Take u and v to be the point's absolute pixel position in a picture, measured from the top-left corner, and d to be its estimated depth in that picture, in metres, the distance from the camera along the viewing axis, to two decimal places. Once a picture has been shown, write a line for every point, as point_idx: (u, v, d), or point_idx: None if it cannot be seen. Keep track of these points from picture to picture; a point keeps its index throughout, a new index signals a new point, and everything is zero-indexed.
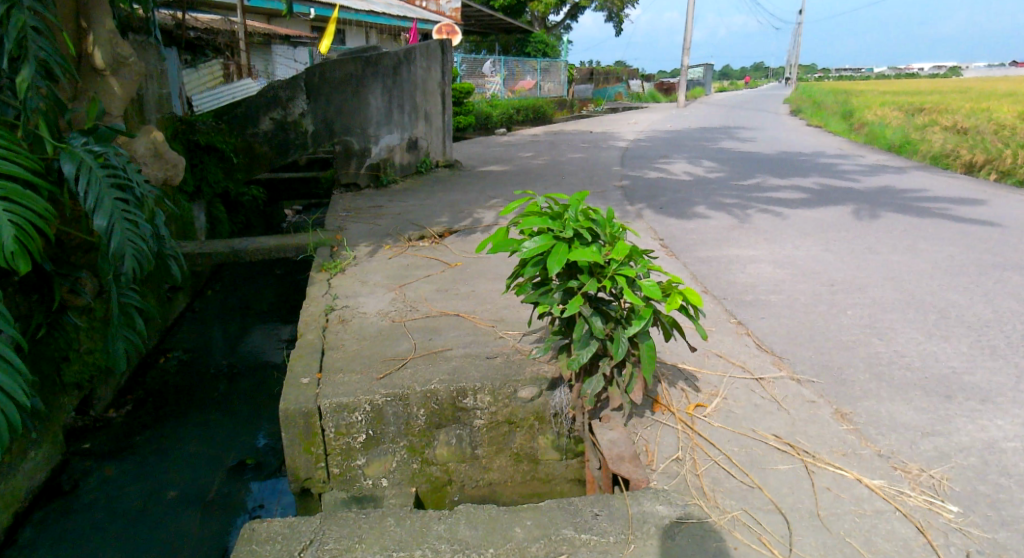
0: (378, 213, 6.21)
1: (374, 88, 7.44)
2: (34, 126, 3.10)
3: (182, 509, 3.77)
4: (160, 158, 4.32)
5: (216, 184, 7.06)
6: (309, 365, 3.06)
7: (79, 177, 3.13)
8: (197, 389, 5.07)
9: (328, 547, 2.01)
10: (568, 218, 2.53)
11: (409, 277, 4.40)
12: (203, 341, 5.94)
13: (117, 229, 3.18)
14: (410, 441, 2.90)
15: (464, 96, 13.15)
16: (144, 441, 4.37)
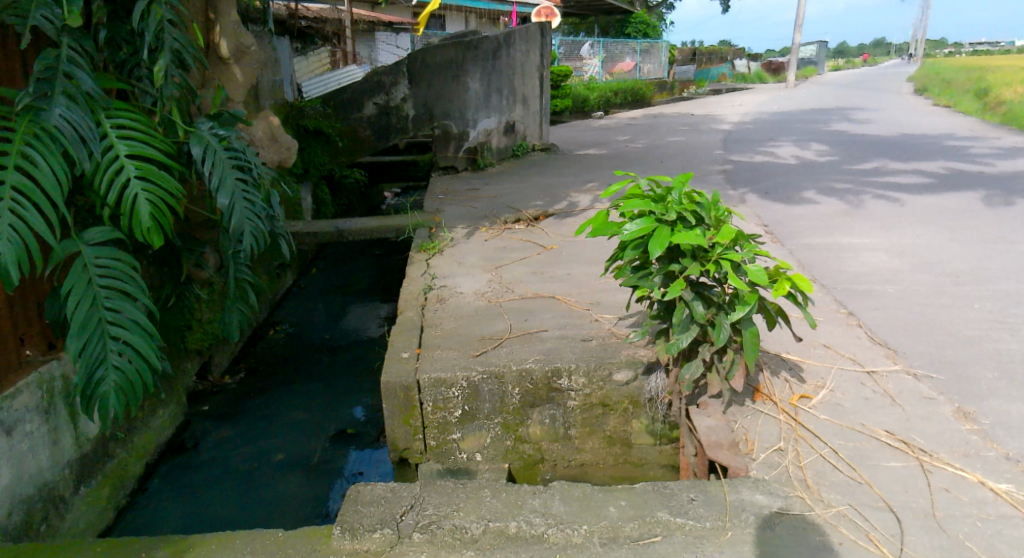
0: (474, 197, 6.32)
1: (474, 72, 7.55)
2: (167, 111, 3.37)
3: (286, 472, 4.01)
4: (275, 142, 4.57)
5: (322, 166, 7.35)
6: (409, 341, 3.18)
7: (205, 159, 3.36)
8: (303, 361, 5.37)
9: (427, 513, 2.09)
10: (671, 200, 2.48)
11: (504, 258, 4.46)
12: (308, 316, 6.27)
13: (237, 208, 3.41)
14: (504, 418, 2.96)
15: (563, 80, 13.34)
16: (255, 406, 4.69)
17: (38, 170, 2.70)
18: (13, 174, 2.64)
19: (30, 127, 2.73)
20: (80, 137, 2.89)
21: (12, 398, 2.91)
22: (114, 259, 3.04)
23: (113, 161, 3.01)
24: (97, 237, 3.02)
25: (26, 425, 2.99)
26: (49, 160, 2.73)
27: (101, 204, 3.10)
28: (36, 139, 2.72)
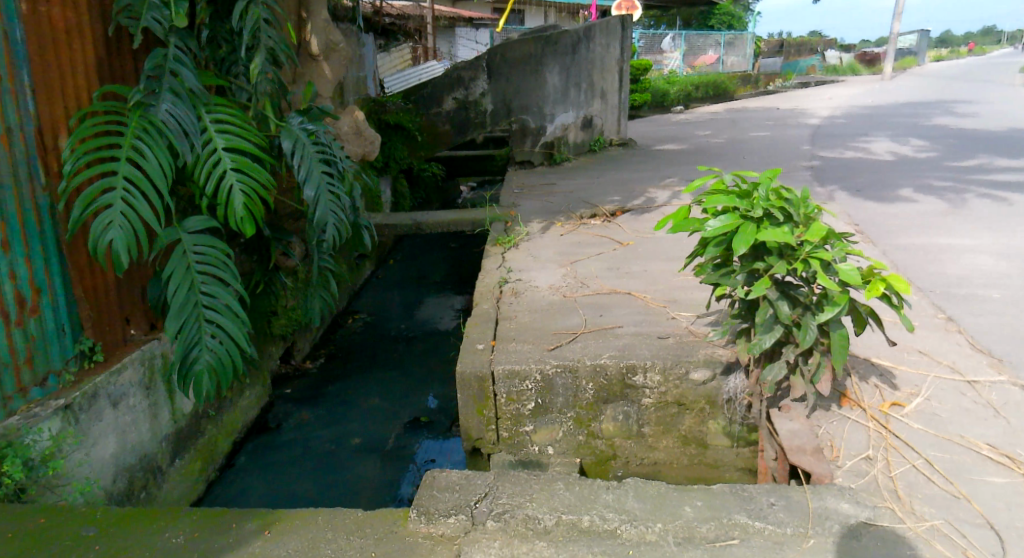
0: (550, 191, 6.32)
1: (553, 66, 7.56)
2: (261, 107, 3.53)
3: (364, 456, 4.14)
4: (360, 136, 4.71)
5: (401, 160, 7.53)
6: (484, 333, 3.23)
7: (295, 152, 3.51)
8: (380, 349, 5.53)
9: (501, 502, 2.12)
10: (758, 197, 2.41)
11: (580, 254, 4.45)
12: (385, 306, 6.45)
13: (323, 200, 3.53)
14: (577, 413, 2.95)
15: (643, 74, 13.70)
16: (334, 391, 4.87)
17: (146, 160, 2.89)
18: (125, 165, 2.84)
19: (140, 121, 2.92)
20: (183, 130, 3.07)
21: (118, 373, 3.14)
22: (211, 247, 3.22)
23: (212, 153, 3.17)
24: (196, 225, 3.19)
25: (130, 398, 3.21)
26: (156, 152, 2.93)
27: (200, 194, 3.29)
28: (145, 132, 2.92)
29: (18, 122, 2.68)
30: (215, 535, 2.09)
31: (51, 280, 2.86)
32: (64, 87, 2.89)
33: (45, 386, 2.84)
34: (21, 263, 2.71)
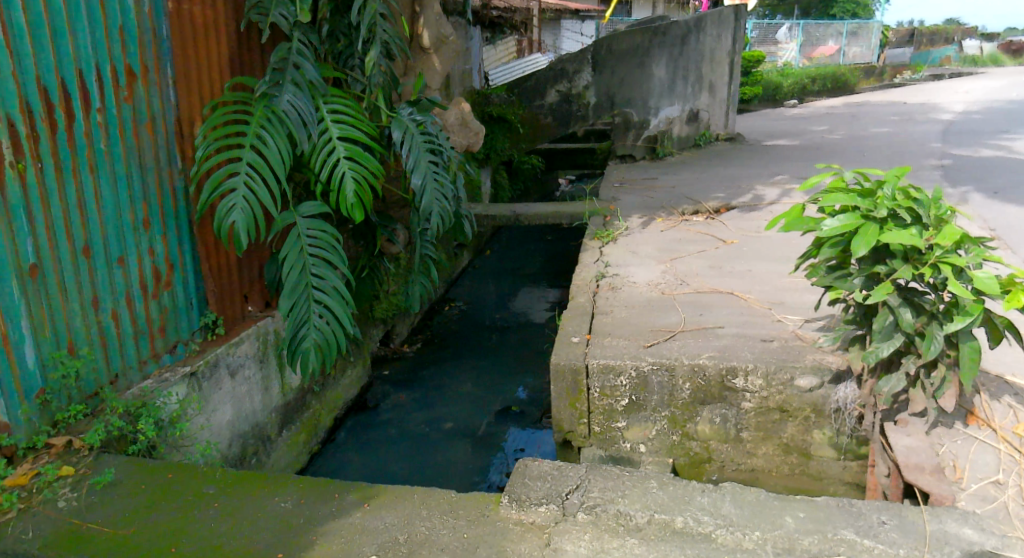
0: (652, 186, 6.21)
1: (660, 58, 7.39)
2: (374, 98, 3.66)
3: (456, 440, 4.24)
4: (465, 127, 4.80)
5: (502, 151, 7.61)
6: (580, 326, 3.22)
7: (403, 142, 3.62)
8: (474, 337, 5.63)
9: (593, 496, 2.11)
10: (882, 196, 2.27)
11: (681, 251, 4.34)
12: (481, 296, 6.56)
13: (428, 188, 3.62)
14: (672, 413, 2.88)
15: (755, 66, 13.69)
16: (429, 376, 5.01)
17: (268, 148, 3.07)
18: (248, 152, 3.02)
19: (264, 110, 3.09)
20: (302, 120, 3.24)
21: (236, 346, 3.36)
22: (322, 231, 3.38)
23: (327, 142, 3.32)
24: (310, 210, 3.35)
25: (245, 370, 3.44)
26: (277, 140, 3.10)
27: (315, 181, 3.46)
28: (268, 121, 3.09)
29: (162, 110, 2.91)
30: (318, 503, 2.20)
31: (182, 256, 3.11)
32: (201, 78, 3.11)
33: (174, 354, 3.09)
34: (159, 240, 2.96)
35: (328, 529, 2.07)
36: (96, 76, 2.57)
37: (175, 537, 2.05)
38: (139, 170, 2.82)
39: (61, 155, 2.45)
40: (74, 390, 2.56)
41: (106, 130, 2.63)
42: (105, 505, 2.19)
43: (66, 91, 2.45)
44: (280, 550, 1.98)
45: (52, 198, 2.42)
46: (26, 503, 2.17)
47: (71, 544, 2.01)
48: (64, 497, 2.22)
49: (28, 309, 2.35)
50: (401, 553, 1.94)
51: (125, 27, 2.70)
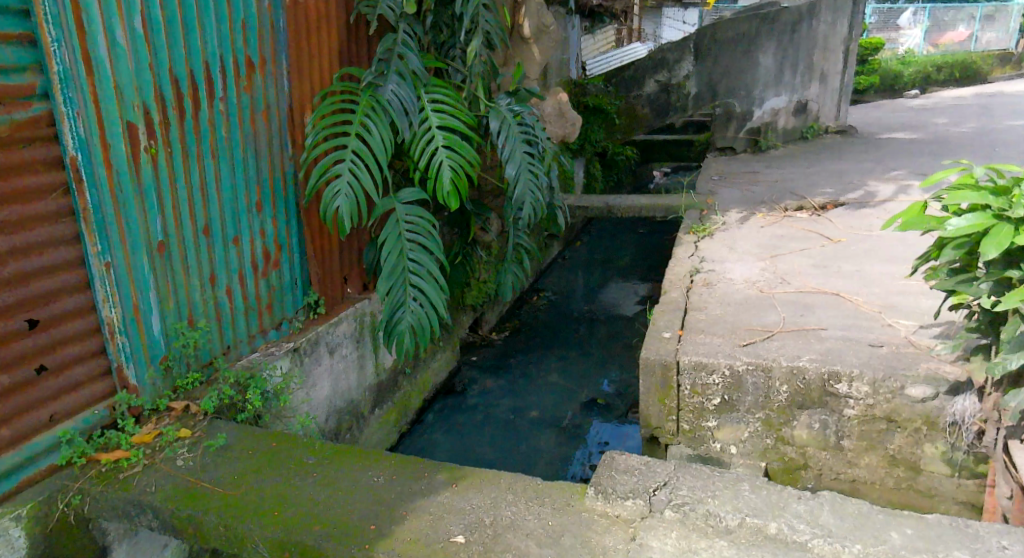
0: (753, 180, 5.98)
1: (768, 46, 7.06)
2: (473, 88, 3.71)
3: (541, 429, 4.26)
4: (562, 117, 4.78)
5: (597, 143, 7.60)
6: (672, 321, 3.15)
7: (501, 132, 3.65)
8: (562, 328, 5.63)
9: (681, 494, 2.07)
10: (1018, 194, 2.09)
11: (782, 248, 4.16)
12: (570, 286, 6.55)
13: (523, 178, 3.64)
14: (767, 415, 2.76)
15: (872, 52, 13.22)
16: (516, 363, 5.06)
17: (371, 136, 3.17)
18: (354, 140, 3.13)
19: (369, 100, 3.20)
20: (404, 109, 3.33)
21: (335, 325, 3.52)
22: (419, 217, 3.46)
23: (427, 131, 3.39)
24: (409, 197, 3.45)
25: (343, 348, 3.59)
26: (380, 129, 3.20)
27: (414, 169, 3.55)
28: (372, 111, 3.19)
29: (276, 100, 3.07)
30: (410, 480, 2.27)
31: (289, 238, 3.27)
32: (313, 70, 3.25)
33: (279, 330, 3.27)
34: (269, 222, 3.13)
35: (418, 505, 2.13)
36: (219, 67, 2.74)
37: (277, 503, 2.17)
38: (254, 156, 2.99)
39: (187, 141, 2.63)
40: (192, 359, 2.76)
41: (227, 118, 2.80)
42: (218, 466, 2.35)
43: (194, 81, 2.63)
44: (373, 522, 2.07)
45: (180, 181, 2.60)
46: (150, 460, 2.36)
47: (188, 500, 2.17)
48: (182, 456, 2.40)
49: (157, 283, 2.54)
50: (487, 535, 1.98)
51: (247, 21, 2.85)
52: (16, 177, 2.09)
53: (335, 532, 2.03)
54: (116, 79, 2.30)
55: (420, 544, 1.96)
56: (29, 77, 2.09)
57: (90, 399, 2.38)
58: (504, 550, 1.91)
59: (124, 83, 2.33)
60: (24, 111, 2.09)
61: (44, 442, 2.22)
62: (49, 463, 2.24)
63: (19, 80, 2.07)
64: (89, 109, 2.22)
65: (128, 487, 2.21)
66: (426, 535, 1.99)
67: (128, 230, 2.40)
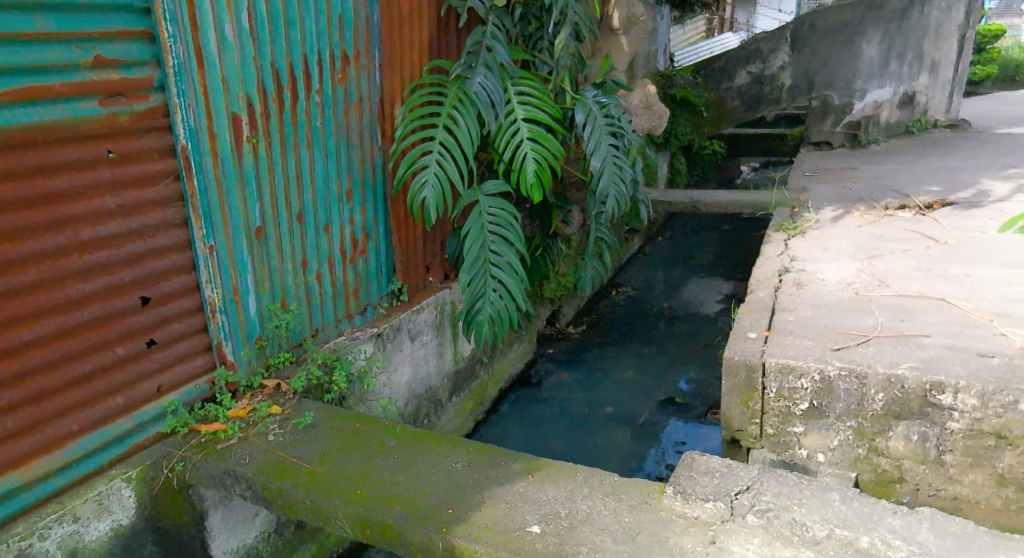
0: (850, 177, 5.69)
1: (872, 36, 6.66)
2: (560, 81, 3.70)
3: (617, 425, 4.21)
4: (649, 110, 4.70)
5: (683, 136, 7.47)
6: (757, 321, 3.05)
7: (586, 124, 3.61)
8: (641, 324, 5.56)
9: (765, 500, 2.01)
10: None
11: (881, 248, 3.95)
12: (650, 282, 6.45)
13: (607, 171, 3.60)
14: (860, 424, 2.58)
15: (990, 41, 12.30)
16: (592, 358, 5.03)
17: (458, 128, 3.22)
18: (441, 131, 3.18)
19: (457, 92, 3.24)
20: (491, 101, 3.35)
21: (417, 313, 3.61)
22: (502, 209, 3.49)
23: (512, 123, 3.41)
24: (493, 188, 3.48)
25: (424, 335, 3.68)
26: (467, 120, 3.24)
27: (499, 160, 3.58)
28: (460, 102, 3.23)
29: (368, 92, 3.16)
30: (487, 467, 2.31)
31: (377, 227, 3.37)
32: (404, 62, 3.33)
33: (364, 316, 3.38)
34: (358, 211, 3.23)
35: (495, 493, 2.17)
36: (316, 60, 2.85)
37: (360, 481, 2.25)
38: (346, 147, 3.09)
39: (285, 132, 2.75)
40: (284, 339, 2.89)
41: (322, 109, 2.91)
42: (305, 443, 2.46)
43: (293, 74, 2.74)
44: (450, 506, 2.12)
45: (277, 169, 2.73)
46: (244, 433, 2.49)
47: (278, 474, 2.28)
48: (273, 432, 2.52)
49: (254, 266, 2.68)
50: (562, 527, 1.99)
51: (344, 15, 2.95)
52: (136, 165, 2.23)
53: (414, 513, 2.09)
54: (224, 73, 2.43)
55: (496, 531, 1.99)
56: (148, 71, 2.22)
57: (193, 373, 2.54)
58: (579, 544, 1.91)
59: (230, 77, 2.46)
60: (143, 103, 2.23)
61: (152, 411, 2.38)
62: (156, 430, 2.40)
63: (139, 74, 2.21)
64: (199, 101, 2.36)
65: (224, 457, 2.35)
66: (502, 523, 2.02)
67: (230, 216, 2.54)
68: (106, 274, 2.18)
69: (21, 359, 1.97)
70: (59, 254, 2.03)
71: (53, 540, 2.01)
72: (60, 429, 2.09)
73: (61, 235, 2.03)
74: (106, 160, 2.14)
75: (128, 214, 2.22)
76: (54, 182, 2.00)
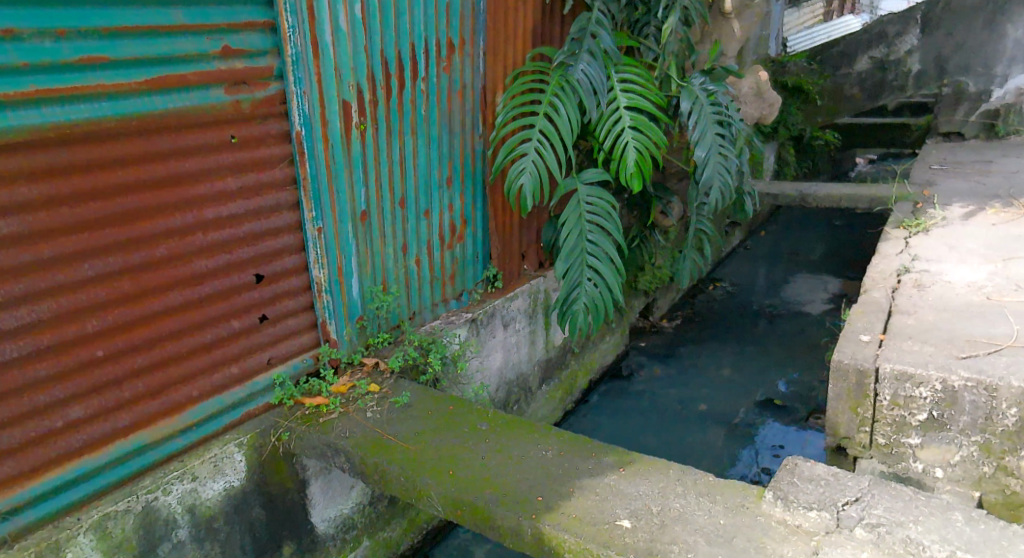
0: (983, 171, 5.23)
1: (1017, 16, 6.11)
2: (666, 67, 3.60)
3: (710, 423, 4.08)
4: (759, 98, 4.50)
5: (793, 126, 7.24)
6: (871, 324, 2.86)
7: (692, 112, 3.50)
8: (740, 321, 5.36)
9: (876, 513, 1.89)
10: None
11: (1018, 250, 3.61)
12: (750, 278, 6.20)
13: (712, 161, 3.47)
14: (987, 440, 2.34)
15: None
16: (686, 353, 4.90)
17: (559, 116, 3.20)
18: (541, 119, 3.18)
19: (560, 79, 3.22)
20: (593, 89, 3.30)
21: (511, 300, 3.64)
22: (601, 198, 3.45)
23: (615, 111, 3.35)
24: (592, 177, 3.44)
25: (517, 323, 3.70)
26: (568, 108, 3.21)
27: (599, 149, 3.53)
28: (562, 90, 3.21)
29: (472, 80, 3.19)
30: (578, 458, 2.30)
31: (475, 214, 3.41)
32: (507, 50, 3.34)
33: (460, 301, 3.44)
34: (458, 197, 3.28)
35: (585, 484, 2.15)
36: (423, 49, 2.90)
37: (452, 463, 2.30)
38: (448, 134, 3.14)
39: (391, 119, 2.82)
40: (383, 320, 2.99)
41: (426, 97, 2.97)
42: (401, 422, 2.54)
43: (400, 62, 2.81)
44: (540, 493, 2.12)
45: (383, 155, 2.81)
46: (345, 408, 2.60)
47: (375, 449, 2.37)
48: (371, 409, 2.62)
49: (358, 248, 2.78)
50: (654, 524, 1.95)
51: (452, 4, 2.98)
52: (255, 149, 2.35)
53: (505, 497, 2.12)
54: (337, 62, 2.52)
55: (586, 522, 1.98)
56: (269, 60, 2.33)
57: (300, 348, 2.67)
58: (671, 542, 1.87)
59: (342, 65, 2.55)
60: (263, 90, 2.34)
61: (262, 382, 2.52)
62: (266, 401, 2.55)
63: (261, 63, 2.31)
64: (313, 88, 2.46)
65: (326, 429, 2.47)
66: (592, 515, 2.01)
67: (337, 200, 2.64)
68: (225, 251, 2.32)
69: (152, 327, 2.14)
70: (186, 232, 2.18)
71: (175, 496, 2.17)
72: (182, 394, 2.25)
73: (188, 214, 2.18)
74: (229, 145, 2.26)
75: (246, 196, 2.35)
76: (183, 164, 2.14)
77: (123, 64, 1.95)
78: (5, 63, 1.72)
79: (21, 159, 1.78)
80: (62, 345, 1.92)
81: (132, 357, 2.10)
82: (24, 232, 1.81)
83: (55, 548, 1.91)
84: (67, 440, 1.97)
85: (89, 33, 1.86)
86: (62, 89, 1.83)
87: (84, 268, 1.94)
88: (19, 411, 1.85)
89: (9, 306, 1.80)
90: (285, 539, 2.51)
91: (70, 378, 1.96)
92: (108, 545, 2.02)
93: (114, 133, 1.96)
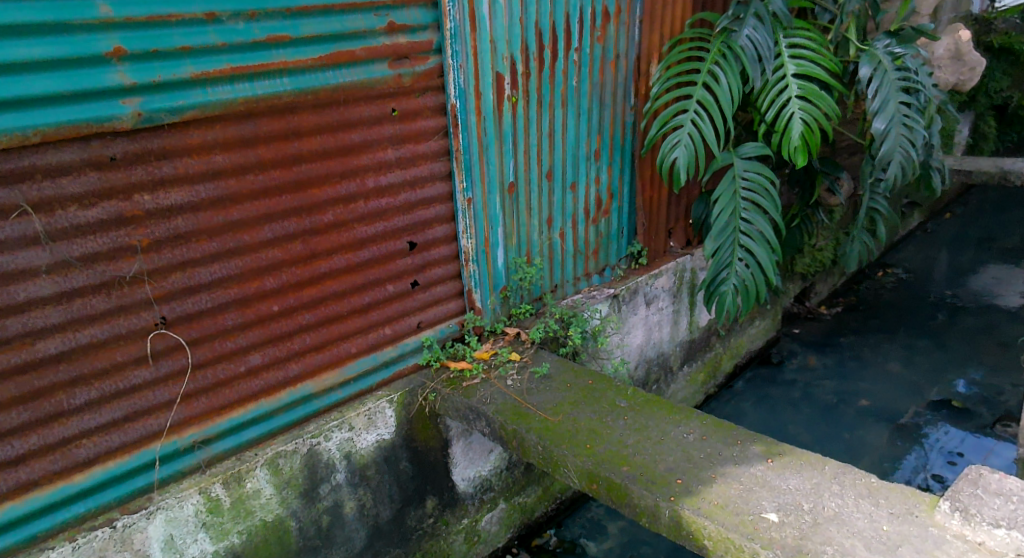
0: None
1: None
2: (844, 30, 3.30)
3: (871, 420, 3.76)
4: (957, 61, 4.01)
5: (996, 93, 6.49)
6: None
7: (873, 79, 3.17)
8: (913, 311, 4.87)
9: None
10: None
11: None
12: (929, 265, 5.59)
13: (893, 133, 3.14)
14: None
15: None
16: (847, 343, 4.53)
17: (719, 86, 3.02)
18: (700, 89, 3.02)
19: (721, 46, 3.04)
20: (759, 55, 3.08)
21: (656, 277, 3.53)
22: (759, 173, 3.22)
23: (781, 80, 3.10)
24: (751, 151, 3.22)
25: (660, 301, 3.60)
26: (729, 77, 3.02)
27: (760, 120, 3.31)
28: (723, 59, 3.03)
29: (626, 50, 3.10)
30: (722, 444, 2.20)
31: (622, 187, 3.34)
32: (665, 17, 3.20)
33: (602, 276, 3.40)
34: (606, 170, 3.22)
35: (729, 472, 2.06)
36: (579, 18, 2.84)
37: (591, 436, 2.29)
38: (598, 106, 3.08)
39: (542, 91, 2.81)
40: (526, 292, 3.03)
41: (580, 68, 2.92)
42: (541, 392, 2.56)
43: (555, 33, 2.77)
44: (680, 476, 2.06)
45: (532, 127, 2.81)
46: (486, 374, 2.67)
47: (515, 417, 2.41)
48: (512, 377, 2.66)
49: (505, 220, 2.82)
50: (805, 522, 1.83)
51: None
52: (414, 122, 2.43)
53: (642, 476, 2.08)
54: (493, 34, 2.54)
55: (729, 511, 1.90)
56: (429, 34, 2.38)
57: (447, 314, 2.76)
58: (824, 543, 1.76)
59: (498, 38, 2.57)
60: (424, 64, 2.40)
61: (412, 344, 2.63)
62: (415, 361, 2.66)
63: (423, 37, 2.37)
64: (468, 61, 2.49)
65: (469, 393, 2.55)
66: (735, 504, 1.92)
67: (486, 171, 2.69)
68: (384, 219, 2.43)
69: (320, 287, 2.30)
70: (350, 199, 2.31)
71: (334, 443, 2.35)
72: (342, 349, 2.41)
73: (352, 183, 2.31)
74: (390, 117, 2.35)
75: (403, 166, 2.44)
76: (350, 136, 2.26)
77: (303, 41, 2.08)
78: (205, 44, 1.90)
79: (219, 131, 1.97)
80: (247, 298, 2.12)
81: (302, 313, 2.27)
82: (219, 196, 2.00)
83: (237, 478, 2.14)
84: (249, 383, 2.19)
85: (274, 13, 2.00)
86: (252, 66, 1.99)
87: (265, 230, 2.12)
88: (211, 355, 2.08)
89: (206, 261, 2.02)
90: (429, 494, 2.65)
91: (253, 328, 2.16)
92: (279, 480, 2.23)
93: (292, 107, 2.11)
